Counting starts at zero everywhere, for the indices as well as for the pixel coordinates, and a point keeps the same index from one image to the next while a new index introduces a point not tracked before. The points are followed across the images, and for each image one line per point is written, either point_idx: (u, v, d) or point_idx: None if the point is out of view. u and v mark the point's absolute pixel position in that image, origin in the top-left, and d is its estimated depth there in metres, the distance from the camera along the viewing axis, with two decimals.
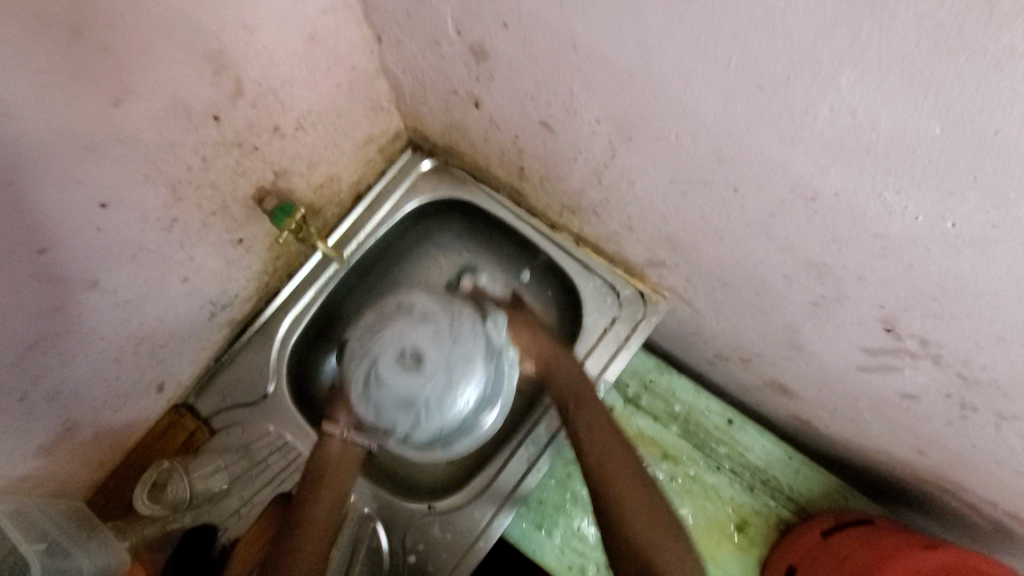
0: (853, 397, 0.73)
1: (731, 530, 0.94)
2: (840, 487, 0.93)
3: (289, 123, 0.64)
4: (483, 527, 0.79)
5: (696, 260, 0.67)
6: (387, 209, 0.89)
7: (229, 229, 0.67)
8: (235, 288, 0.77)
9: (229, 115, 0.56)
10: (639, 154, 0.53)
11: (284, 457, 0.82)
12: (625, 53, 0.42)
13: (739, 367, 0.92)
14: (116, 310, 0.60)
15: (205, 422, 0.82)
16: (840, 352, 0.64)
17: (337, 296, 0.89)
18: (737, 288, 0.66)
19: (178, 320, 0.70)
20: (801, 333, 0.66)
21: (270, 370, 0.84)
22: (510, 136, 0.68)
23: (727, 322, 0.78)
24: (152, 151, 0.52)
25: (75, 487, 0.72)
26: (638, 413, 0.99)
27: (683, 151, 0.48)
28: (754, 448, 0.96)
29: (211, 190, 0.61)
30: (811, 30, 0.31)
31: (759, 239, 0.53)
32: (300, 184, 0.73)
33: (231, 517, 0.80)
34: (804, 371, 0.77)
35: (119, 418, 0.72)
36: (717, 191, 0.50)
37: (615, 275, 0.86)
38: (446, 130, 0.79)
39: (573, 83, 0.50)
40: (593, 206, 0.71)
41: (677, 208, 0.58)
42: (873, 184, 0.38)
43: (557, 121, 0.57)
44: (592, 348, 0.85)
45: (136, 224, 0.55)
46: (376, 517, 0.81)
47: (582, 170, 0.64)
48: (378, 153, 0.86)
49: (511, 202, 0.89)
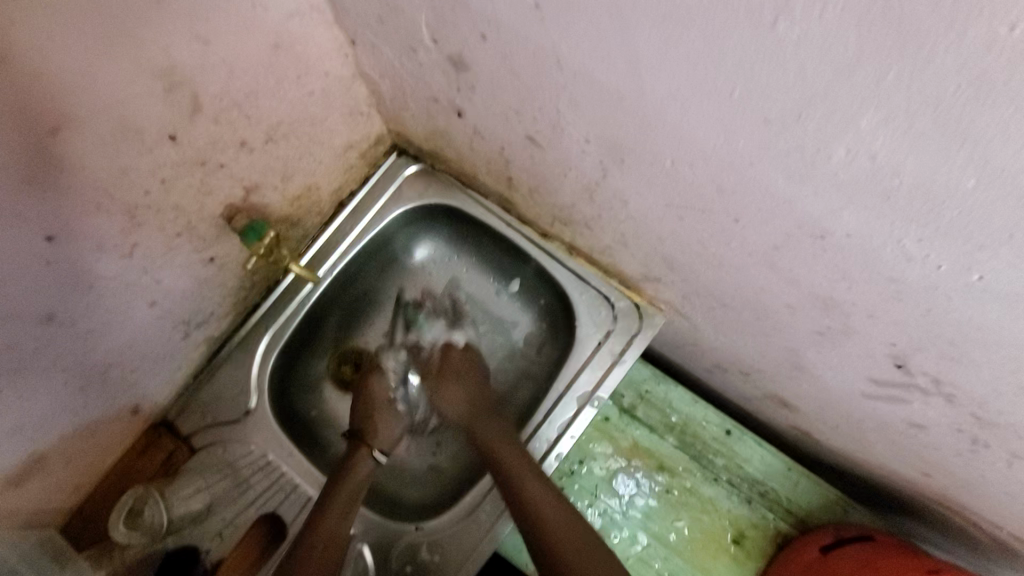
0: (859, 418, 0.70)
1: (729, 543, 0.92)
2: (839, 499, 0.91)
3: (256, 136, 0.60)
4: (472, 547, 0.77)
5: (694, 280, 0.63)
6: (370, 217, 0.85)
7: (198, 248, 0.63)
8: (209, 306, 0.73)
9: (189, 133, 0.52)
10: (633, 177, 0.49)
11: (267, 477, 0.79)
12: (615, 78, 0.38)
13: (739, 379, 0.89)
14: (76, 342, 0.56)
15: (185, 440, 0.79)
16: (847, 379, 0.61)
17: (319, 308, 0.86)
18: (737, 310, 0.63)
19: (148, 342, 0.67)
20: (805, 358, 0.63)
21: (251, 386, 0.81)
22: (496, 148, 0.64)
23: (727, 339, 0.75)
24: (102, 177, 0.47)
25: (48, 514, 0.70)
26: (633, 425, 0.96)
27: (679, 178, 0.44)
28: (752, 460, 0.94)
29: (173, 212, 0.57)
30: (828, 67, 0.27)
31: (761, 269, 0.49)
32: (274, 197, 0.69)
33: (213, 538, 0.77)
34: (807, 390, 0.74)
35: (90, 444, 0.69)
36: (718, 221, 0.46)
37: (610, 286, 0.83)
38: (430, 136, 0.75)
39: (560, 102, 0.45)
40: (585, 220, 0.67)
41: (673, 232, 0.54)
42: (890, 231, 0.34)
43: (544, 137, 0.53)
44: (586, 363, 0.82)
45: (92, 253, 0.51)
46: (362, 538, 0.78)
47: (573, 187, 0.59)
48: (360, 158, 0.81)
49: (500, 208, 0.85)
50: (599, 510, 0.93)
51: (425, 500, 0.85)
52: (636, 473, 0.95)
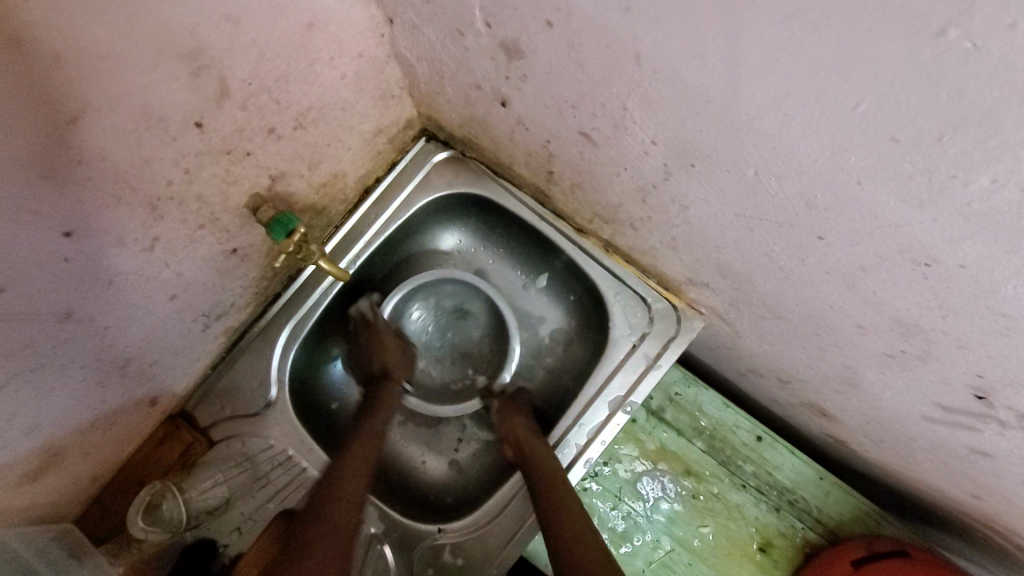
0: (911, 436, 0.66)
1: (755, 551, 0.90)
2: (872, 512, 0.88)
3: (285, 123, 0.56)
4: (496, 553, 0.74)
5: (748, 290, 0.59)
6: (397, 205, 0.81)
7: (221, 240, 0.60)
8: (230, 297, 0.70)
9: (214, 120, 0.48)
10: (701, 183, 0.45)
11: (287, 474, 0.77)
12: (708, 80, 0.33)
13: (774, 385, 0.85)
14: (94, 339, 0.53)
15: (203, 433, 0.77)
16: (907, 400, 0.57)
17: (339, 301, 0.82)
18: (792, 323, 0.58)
19: (168, 336, 0.64)
20: (862, 376, 0.59)
21: (272, 379, 0.78)
22: (540, 141, 0.59)
23: (772, 349, 0.71)
24: (123, 168, 0.43)
25: (64, 508, 0.68)
26: (660, 428, 0.93)
27: (760, 189, 0.40)
28: (783, 467, 0.91)
29: (196, 203, 0.53)
30: (998, 88, 0.22)
31: (837, 288, 0.45)
32: (300, 186, 0.65)
33: (232, 533, 0.75)
34: (854, 405, 0.70)
35: (109, 437, 0.67)
36: (797, 236, 0.42)
37: (647, 286, 0.78)
38: (465, 123, 0.70)
39: (628, 98, 0.40)
40: (631, 220, 0.63)
41: (737, 241, 0.50)
42: (1020, 267, 0.30)
43: (601, 134, 0.48)
44: (619, 366, 0.78)
45: (111, 248, 0.47)
46: (384, 538, 0.76)
47: (624, 186, 0.55)
48: (388, 143, 0.77)
49: (534, 200, 0.80)
50: (623, 513, 0.91)
51: (446, 496, 0.84)
52: (662, 478, 0.92)
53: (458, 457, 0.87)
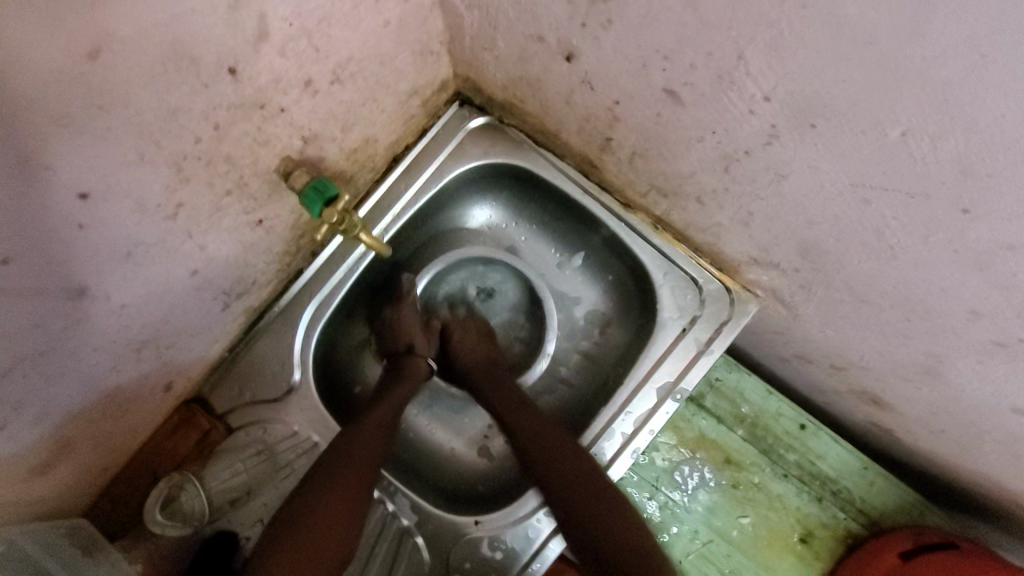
0: (977, 431, 0.59)
1: (796, 541, 0.85)
2: (916, 502, 0.82)
3: (323, 77, 0.49)
4: (537, 547, 0.70)
5: (829, 271, 0.53)
6: (429, 175, 0.74)
7: (247, 209, 0.54)
8: (253, 273, 0.64)
9: (250, 67, 0.41)
10: (817, 147, 0.40)
11: (311, 462, 0.70)
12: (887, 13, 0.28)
13: (822, 371, 0.77)
14: (110, 319, 0.47)
15: (221, 420, 0.71)
16: (997, 389, 0.50)
17: (366, 277, 0.76)
18: (876, 307, 0.53)
19: (187, 315, 0.58)
20: (950, 365, 0.52)
21: (294, 362, 0.72)
22: (606, 103, 0.53)
23: (835, 335, 0.64)
24: (148, 120, 0.37)
25: (75, 502, 0.62)
26: (699, 415, 0.89)
27: (903, 153, 0.35)
28: (827, 457, 0.86)
29: (224, 165, 0.46)
30: None
31: (960, 269, 0.40)
32: (332, 151, 0.59)
33: (255, 525, 0.69)
34: (922, 396, 0.62)
35: (122, 425, 0.61)
36: (933, 208, 0.37)
37: (699, 266, 0.73)
38: (511, 84, 0.64)
39: (750, 41, 0.36)
40: (698, 192, 0.57)
41: (839, 216, 0.44)
42: None
43: (694, 90, 0.43)
44: (667, 352, 0.73)
45: (130, 215, 0.41)
46: (417, 531, 0.72)
47: (705, 154, 0.50)
48: (422, 107, 0.70)
49: (578, 172, 0.74)
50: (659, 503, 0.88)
51: (478, 486, 0.80)
52: (700, 467, 0.88)
53: (489, 444, 0.82)
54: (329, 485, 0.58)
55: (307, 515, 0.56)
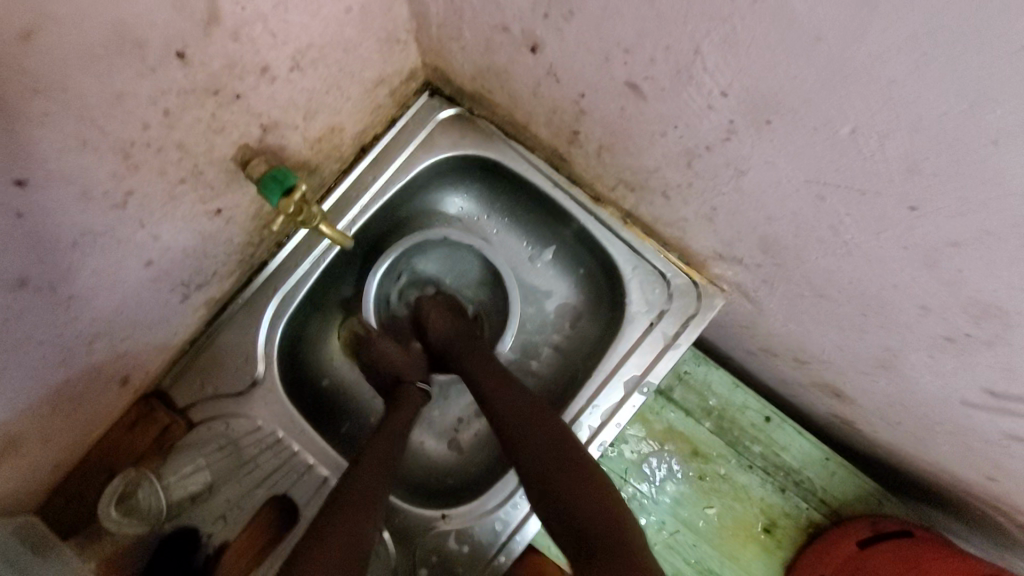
0: (930, 422, 0.60)
1: (760, 531, 0.87)
2: (873, 491, 0.84)
3: (282, 63, 0.48)
4: (504, 539, 0.70)
5: (790, 266, 0.54)
6: (397, 166, 0.73)
7: (204, 198, 0.53)
8: (213, 264, 0.63)
9: (201, 52, 0.40)
10: (772, 143, 0.40)
11: (276, 457, 0.69)
12: (834, 15, 0.29)
13: (787, 365, 0.78)
14: (59, 311, 0.46)
15: (182, 414, 0.69)
16: (946, 383, 0.51)
17: (333, 269, 0.75)
18: (834, 302, 0.54)
19: (143, 307, 0.56)
20: (903, 358, 0.53)
21: (258, 355, 0.70)
22: (571, 96, 0.53)
23: (798, 329, 0.65)
24: (91, 104, 0.36)
25: (28, 499, 0.61)
26: (667, 407, 0.90)
27: (852, 151, 0.36)
28: (791, 448, 0.87)
29: (177, 151, 0.45)
30: None
31: (909, 265, 0.41)
32: (294, 140, 0.58)
33: (217, 521, 0.67)
34: (880, 388, 0.63)
35: (76, 420, 0.60)
36: (882, 206, 0.38)
37: (667, 260, 0.73)
38: (479, 75, 0.63)
39: (704, 37, 0.36)
40: (663, 187, 0.58)
41: (797, 211, 0.45)
42: None
43: (655, 84, 0.43)
44: (635, 345, 0.73)
45: (74, 203, 0.40)
46: (383, 525, 0.71)
47: (668, 148, 0.50)
48: (389, 96, 0.69)
49: (548, 165, 0.74)
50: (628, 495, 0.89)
51: (446, 479, 0.80)
52: (668, 459, 0.89)
53: (458, 437, 0.82)
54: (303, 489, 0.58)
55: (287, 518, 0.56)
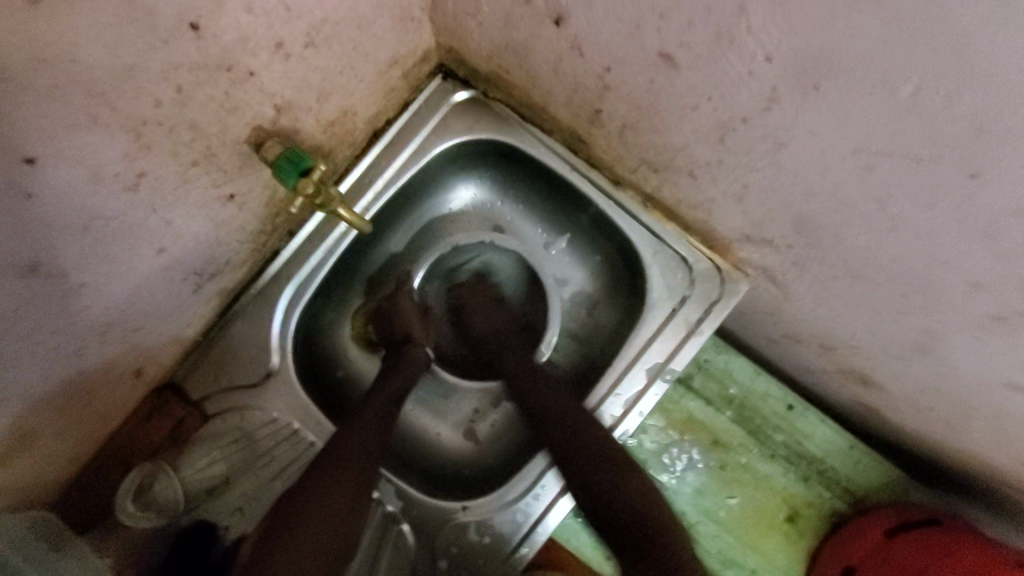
0: (967, 408, 0.58)
1: (782, 521, 0.85)
2: (899, 479, 0.83)
3: (296, 38, 0.46)
4: (525, 531, 0.69)
5: (825, 247, 0.52)
6: (412, 150, 0.71)
7: (217, 182, 0.51)
8: (226, 253, 0.61)
9: (215, 24, 0.38)
10: (817, 111, 0.38)
11: (292, 449, 0.67)
12: None
13: (811, 351, 0.75)
14: (70, 299, 0.45)
15: (196, 405, 0.68)
16: (990, 366, 0.49)
17: (345, 258, 0.73)
18: (871, 284, 0.52)
19: (155, 296, 0.55)
20: (943, 340, 0.51)
21: (273, 345, 0.68)
22: (596, 70, 0.51)
23: (828, 314, 0.63)
24: (101, 78, 0.34)
25: (43, 493, 0.60)
26: (687, 396, 0.88)
27: (909, 116, 0.34)
28: (815, 437, 0.85)
29: (189, 131, 0.44)
30: None
31: (960, 240, 0.39)
32: (307, 121, 0.56)
33: (233, 514, 0.66)
34: (914, 373, 0.60)
35: (89, 412, 0.58)
36: (936, 175, 0.36)
37: (689, 245, 0.71)
38: (496, 53, 0.61)
39: None
40: (690, 165, 0.56)
41: (839, 185, 0.43)
42: None
43: (690, 53, 0.41)
44: (657, 333, 0.71)
45: (86, 184, 0.39)
46: (402, 517, 0.70)
47: (700, 123, 0.48)
48: (403, 78, 0.67)
49: (565, 147, 0.71)
50: None
51: (463, 470, 0.78)
52: (689, 449, 0.87)
53: (476, 428, 0.81)
54: (316, 486, 0.56)
55: (298, 513, 0.54)
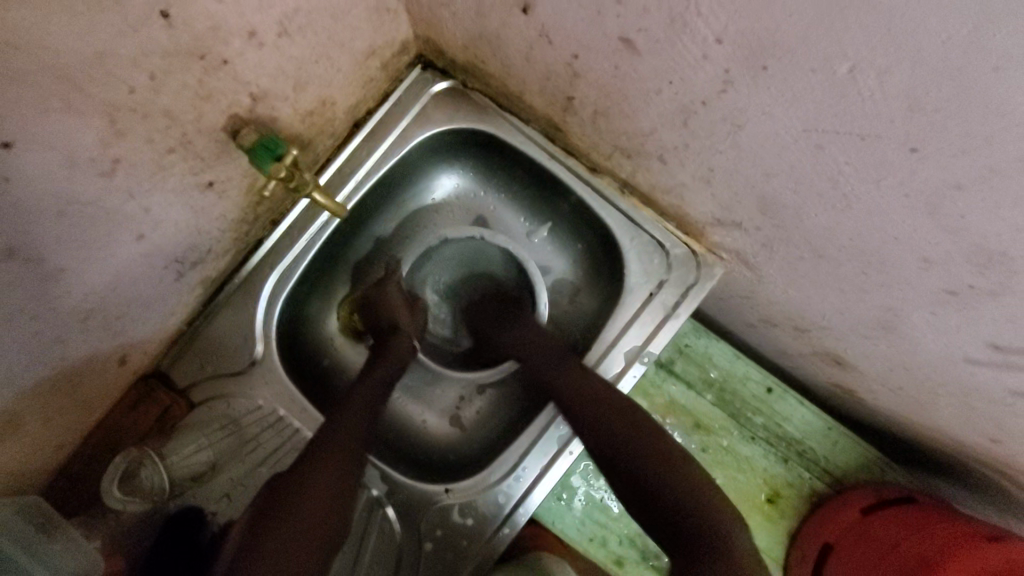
0: (933, 384, 0.59)
1: (763, 501, 0.87)
2: (876, 459, 0.85)
3: (268, 27, 0.47)
4: (507, 512, 0.70)
5: (790, 227, 0.53)
6: (393, 139, 0.72)
7: (194, 169, 0.52)
8: (207, 241, 0.62)
9: (185, 12, 0.39)
10: (768, 91, 0.40)
11: (277, 435, 0.68)
12: None
13: (786, 334, 0.77)
14: (50, 284, 0.46)
15: (182, 394, 0.69)
16: (949, 341, 0.50)
17: (329, 246, 0.74)
18: (835, 263, 0.54)
19: (137, 283, 0.56)
20: (905, 317, 0.53)
21: (257, 333, 0.70)
22: (564, 57, 0.52)
23: (798, 295, 0.64)
24: (72, 63, 0.35)
25: (33, 481, 0.61)
26: (669, 381, 0.89)
27: (851, 92, 0.35)
28: (793, 419, 0.87)
29: (164, 118, 0.45)
30: None
31: (910, 216, 0.40)
32: (284, 110, 0.57)
33: (220, 499, 0.67)
34: (881, 352, 0.62)
35: (75, 400, 0.60)
36: (882, 150, 0.37)
37: (665, 230, 0.72)
38: (470, 42, 0.62)
39: None
40: (659, 150, 0.57)
41: (795, 164, 0.45)
42: None
43: (648, 37, 0.43)
44: (635, 317, 0.73)
45: (61, 168, 0.40)
46: (387, 501, 0.71)
47: (663, 107, 0.49)
48: (381, 69, 0.68)
49: (543, 136, 0.72)
50: None
51: (449, 456, 0.79)
52: (671, 432, 0.88)
53: (460, 414, 0.83)
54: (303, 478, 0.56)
55: (283, 501, 0.55)
